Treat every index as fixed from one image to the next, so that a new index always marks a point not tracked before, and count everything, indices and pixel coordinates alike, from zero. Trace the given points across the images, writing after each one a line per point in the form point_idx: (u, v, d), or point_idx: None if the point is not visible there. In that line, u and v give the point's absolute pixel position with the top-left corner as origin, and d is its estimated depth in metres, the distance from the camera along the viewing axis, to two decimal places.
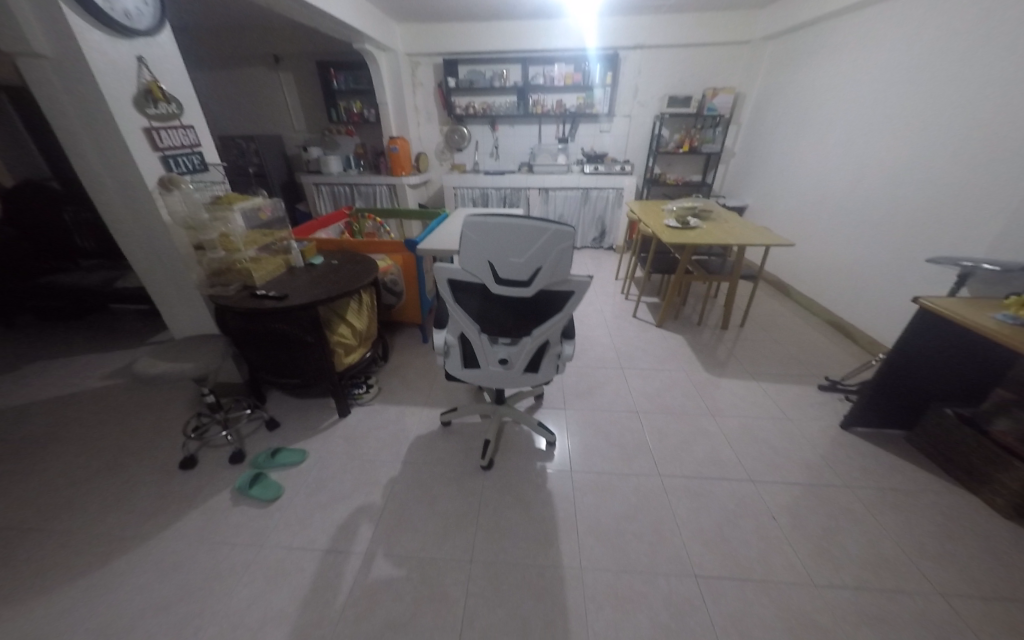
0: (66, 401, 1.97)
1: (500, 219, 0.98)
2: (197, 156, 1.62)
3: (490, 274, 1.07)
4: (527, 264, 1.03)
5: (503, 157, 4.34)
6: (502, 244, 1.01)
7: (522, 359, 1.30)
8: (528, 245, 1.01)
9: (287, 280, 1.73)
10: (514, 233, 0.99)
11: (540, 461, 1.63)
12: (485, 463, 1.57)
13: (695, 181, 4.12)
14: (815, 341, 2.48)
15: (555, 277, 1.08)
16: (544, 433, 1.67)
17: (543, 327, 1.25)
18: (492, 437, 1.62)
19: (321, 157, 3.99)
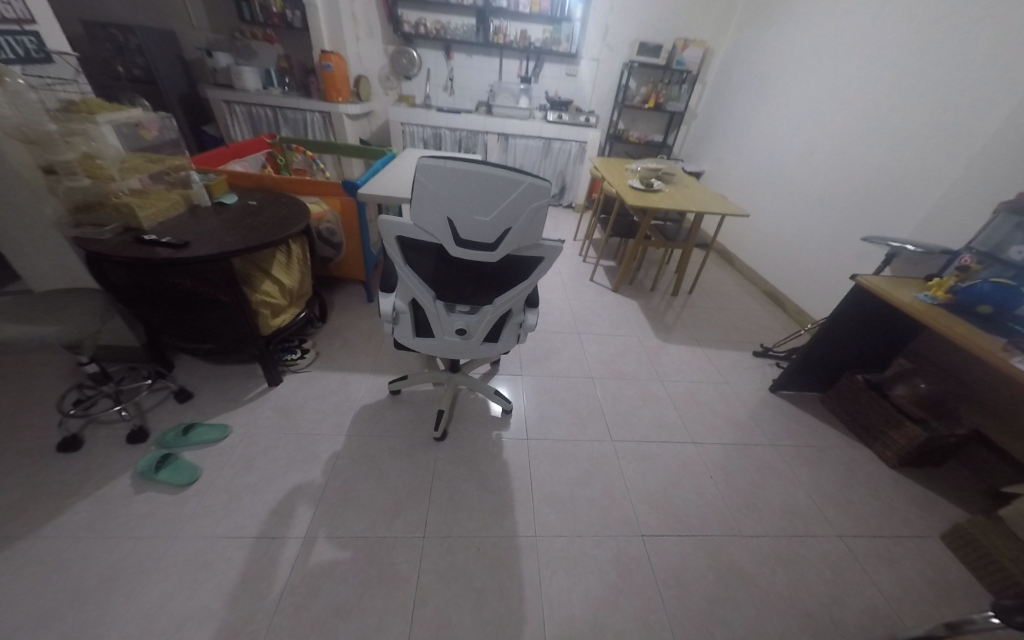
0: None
1: (464, 164, 0.81)
2: (32, 40, 1.19)
3: (450, 234, 0.90)
4: (494, 223, 0.88)
5: (458, 93, 3.88)
6: (465, 197, 0.84)
7: (481, 330, 1.18)
8: (496, 201, 0.85)
9: (190, 224, 1.40)
10: (479, 185, 0.83)
11: (495, 429, 1.58)
12: (438, 434, 1.48)
13: (657, 142, 4.03)
14: (753, 309, 2.64)
15: (525, 242, 0.94)
16: (500, 401, 1.60)
17: (507, 296, 1.13)
18: (444, 407, 1.53)
19: (232, 67, 3.26)
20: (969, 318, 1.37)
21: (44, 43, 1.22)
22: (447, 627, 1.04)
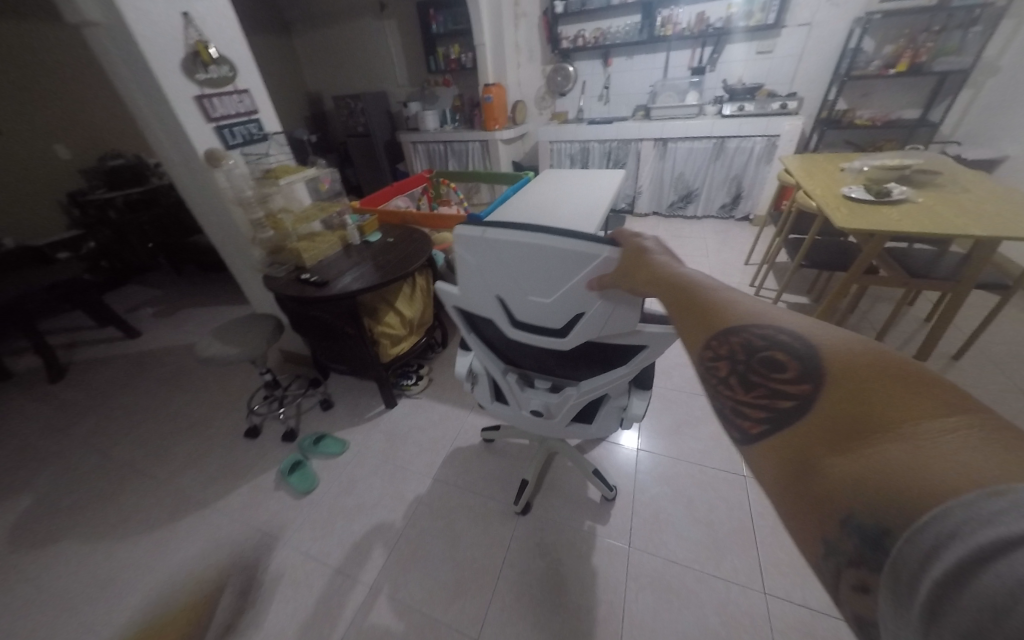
0: (190, 352, 2.28)
1: (506, 234, 0.58)
2: (254, 125, 1.54)
3: (505, 313, 0.70)
4: (558, 304, 0.63)
5: (614, 101, 3.60)
6: (518, 273, 0.62)
7: (564, 413, 0.92)
8: (560, 281, 0.60)
9: (338, 262, 1.60)
10: (536, 261, 0.58)
11: (589, 519, 1.28)
12: (520, 508, 1.29)
13: (908, 120, 2.78)
14: None
15: (611, 328, 0.66)
16: (600, 485, 1.29)
17: (600, 377, 0.85)
18: (531, 478, 1.32)
19: (419, 113, 3.85)
20: None
21: (263, 126, 1.58)
22: None
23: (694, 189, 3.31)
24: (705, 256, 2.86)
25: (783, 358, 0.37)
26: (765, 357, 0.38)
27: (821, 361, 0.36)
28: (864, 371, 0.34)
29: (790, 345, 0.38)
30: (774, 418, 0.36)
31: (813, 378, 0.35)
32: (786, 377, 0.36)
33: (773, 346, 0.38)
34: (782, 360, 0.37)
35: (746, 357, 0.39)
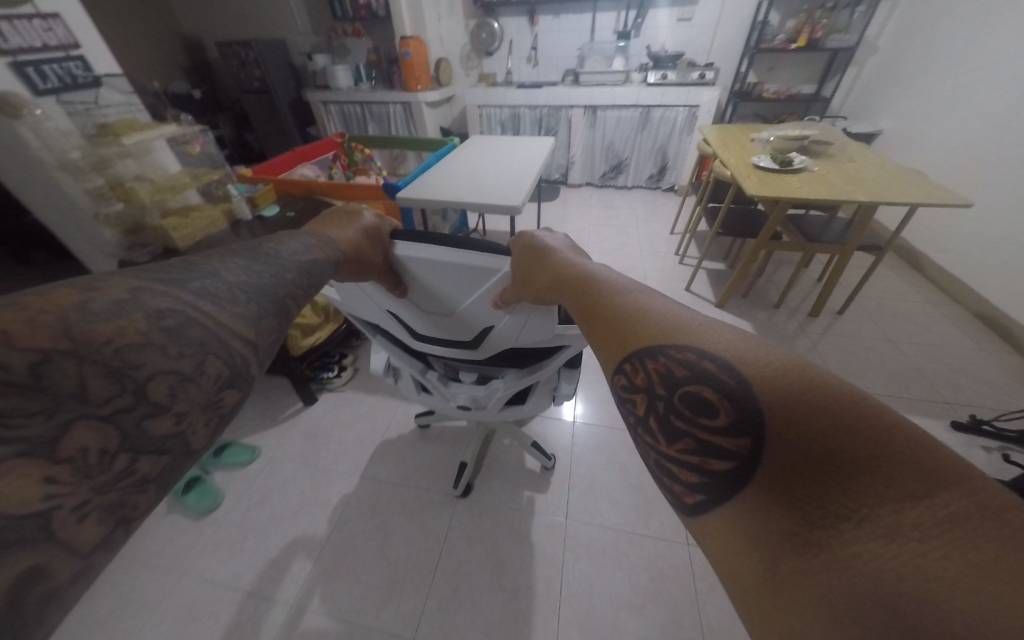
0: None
1: (420, 250, 0.59)
2: (76, 64, 1.20)
3: (419, 314, 0.70)
4: (474, 309, 0.65)
5: (542, 63, 3.46)
6: (432, 283, 0.63)
7: (495, 405, 0.85)
8: (473, 288, 0.61)
9: (222, 241, 1.34)
10: (448, 271, 0.60)
11: (529, 491, 1.28)
12: (459, 490, 1.24)
13: (806, 95, 3.00)
14: (955, 347, 1.77)
15: (524, 332, 0.68)
16: (539, 457, 1.29)
17: (532, 368, 0.81)
18: (469, 461, 1.25)
19: (327, 67, 3.39)
20: None
21: (90, 66, 1.24)
22: None
23: (623, 159, 3.33)
24: (634, 226, 2.93)
25: (711, 397, 0.30)
26: (689, 394, 0.31)
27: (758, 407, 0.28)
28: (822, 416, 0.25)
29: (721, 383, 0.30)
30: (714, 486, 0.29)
31: (747, 426, 0.28)
32: (715, 427, 0.30)
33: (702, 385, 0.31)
34: (709, 400, 0.30)
35: (670, 396, 0.32)
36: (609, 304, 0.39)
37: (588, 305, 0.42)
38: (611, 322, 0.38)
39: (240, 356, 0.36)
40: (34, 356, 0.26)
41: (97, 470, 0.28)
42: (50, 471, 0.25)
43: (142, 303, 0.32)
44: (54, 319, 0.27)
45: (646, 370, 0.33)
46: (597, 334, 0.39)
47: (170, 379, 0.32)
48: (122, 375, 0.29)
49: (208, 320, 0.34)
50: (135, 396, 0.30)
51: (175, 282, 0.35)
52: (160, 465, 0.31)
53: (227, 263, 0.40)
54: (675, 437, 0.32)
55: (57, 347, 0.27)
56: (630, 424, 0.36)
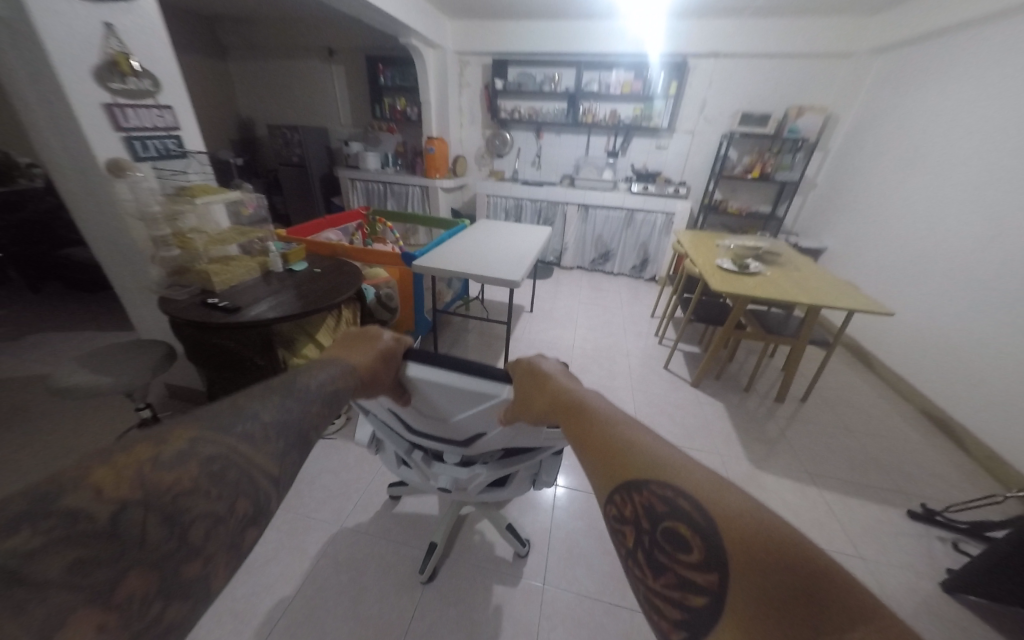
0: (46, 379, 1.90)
1: (430, 372, 0.72)
2: (173, 141, 1.47)
3: (418, 415, 0.82)
4: (468, 421, 0.79)
5: (544, 167, 4.08)
6: (435, 398, 0.75)
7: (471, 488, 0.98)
8: (469, 406, 0.74)
9: (255, 288, 1.53)
10: (451, 393, 0.72)
11: (500, 581, 1.22)
12: (424, 576, 1.19)
13: (763, 214, 3.57)
14: (905, 438, 1.95)
15: (506, 437, 0.83)
16: (513, 541, 1.27)
17: (512, 458, 0.94)
18: (438, 541, 1.23)
19: (359, 153, 3.93)
20: None
21: (183, 143, 1.51)
22: None
23: (610, 249, 3.77)
24: (619, 309, 3.23)
25: (685, 533, 0.39)
26: (669, 529, 0.40)
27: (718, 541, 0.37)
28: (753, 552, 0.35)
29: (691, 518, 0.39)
30: (688, 616, 0.36)
31: (714, 561, 0.36)
32: (691, 559, 0.37)
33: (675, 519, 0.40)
34: (684, 535, 0.39)
35: (653, 528, 0.40)
36: (604, 436, 0.49)
37: (585, 433, 0.51)
38: (604, 454, 0.47)
39: (266, 494, 0.40)
40: (116, 504, 0.31)
41: (133, 623, 0.29)
42: (102, 618, 0.27)
43: (198, 450, 0.37)
44: (133, 473, 0.33)
45: (634, 504, 0.42)
46: (590, 460, 0.47)
47: (208, 523, 0.36)
48: (175, 520, 0.34)
49: (247, 461, 0.40)
50: (180, 539, 0.34)
51: (225, 426, 0.41)
52: (185, 611, 0.32)
53: (266, 400, 0.46)
54: (660, 569, 0.39)
55: (133, 498, 0.32)
56: (621, 554, 0.43)
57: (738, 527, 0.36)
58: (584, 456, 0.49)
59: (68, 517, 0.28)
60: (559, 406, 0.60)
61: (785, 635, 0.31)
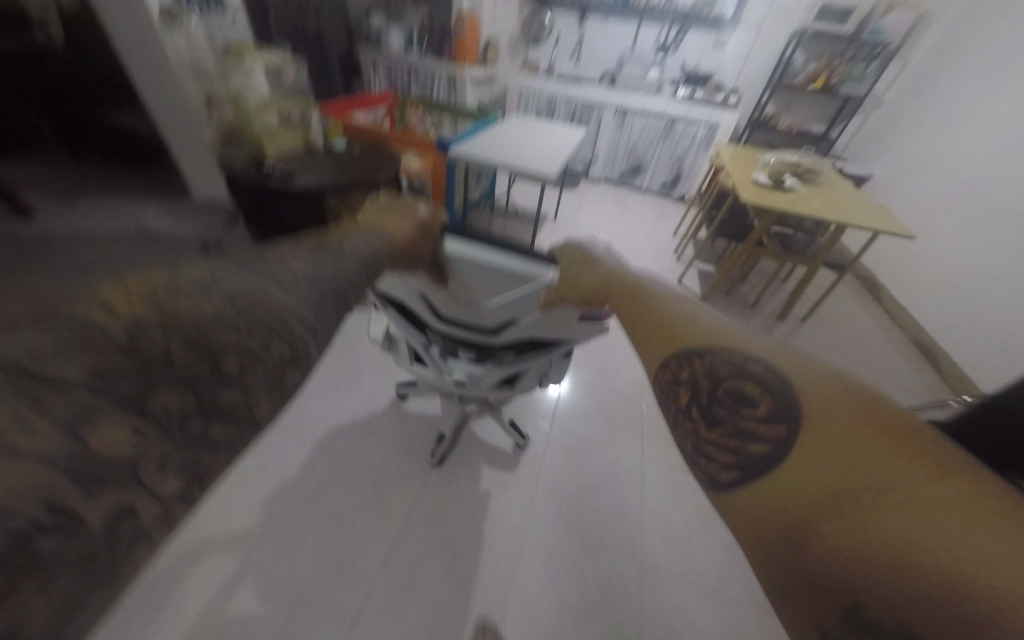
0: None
1: (464, 248, 0.79)
2: None
3: (449, 303, 0.87)
4: (499, 310, 0.85)
5: (584, 61, 3.72)
6: (474, 279, 0.82)
7: (484, 383, 1.07)
8: (505, 289, 0.82)
9: (301, 159, 1.62)
10: (492, 271, 0.80)
11: (501, 465, 1.40)
12: (435, 461, 1.36)
13: (815, 134, 3.31)
14: (891, 360, 2.11)
15: (528, 330, 0.90)
16: (514, 435, 1.43)
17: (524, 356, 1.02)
18: (447, 432, 1.39)
19: (384, 28, 3.60)
20: None
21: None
22: (418, 568, 1.11)
23: (643, 162, 3.61)
24: (642, 225, 3.24)
25: (752, 391, 0.42)
26: (732, 388, 0.43)
27: (788, 399, 0.40)
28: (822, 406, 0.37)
29: (758, 380, 0.42)
30: (744, 459, 0.39)
31: (782, 414, 0.39)
32: (757, 413, 0.41)
33: (741, 383, 0.43)
34: (751, 394, 0.42)
35: (716, 389, 0.44)
36: (670, 314, 0.52)
37: (647, 315, 0.54)
38: (667, 327, 0.50)
39: (299, 340, 0.38)
40: (129, 322, 0.28)
41: (170, 436, 0.29)
42: (138, 427, 0.27)
43: (220, 284, 0.35)
44: (149, 295, 0.30)
45: (695, 368, 0.45)
46: (653, 333, 0.51)
47: (241, 357, 0.34)
48: (201, 347, 0.31)
49: (275, 305, 0.38)
50: (210, 366, 0.32)
51: (250, 268, 0.39)
52: (230, 432, 0.33)
53: (297, 253, 0.45)
54: (716, 421, 0.43)
55: (148, 318, 0.29)
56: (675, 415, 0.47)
57: (813, 385, 0.39)
58: (645, 333, 0.52)
59: (79, 326, 0.26)
60: (621, 290, 0.62)
61: (843, 470, 0.33)
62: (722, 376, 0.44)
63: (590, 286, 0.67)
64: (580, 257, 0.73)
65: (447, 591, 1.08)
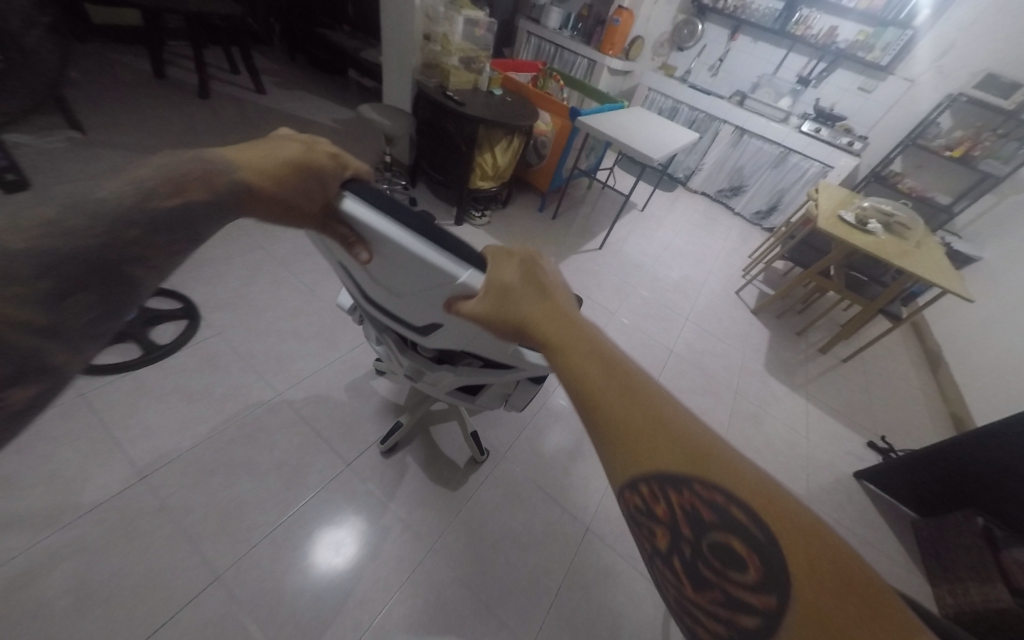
0: (316, 128, 2.87)
1: (367, 213, 0.52)
2: None
3: (372, 283, 0.68)
4: (426, 309, 0.65)
5: (720, 77, 3.89)
6: (383, 261, 0.58)
7: (436, 384, 0.92)
8: (419, 284, 0.58)
9: (470, 95, 2.12)
10: (399, 258, 0.54)
11: (447, 476, 1.32)
12: (384, 447, 1.30)
13: (937, 203, 3.15)
14: (917, 421, 2.21)
15: (467, 341, 0.71)
16: (474, 448, 1.34)
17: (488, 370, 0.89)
18: (404, 423, 1.31)
19: (547, 5, 3.98)
20: None
21: None
22: None
23: (745, 185, 3.73)
24: (723, 239, 3.43)
25: (740, 550, 0.34)
26: (716, 541, 0.35)
27: (778, 567, 0.32)
28: (822, 589, 0.31)
29: (747, 535, 0.34)
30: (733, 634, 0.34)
31: (775, 585, 0.32)
32: (746, 581, 0.33)
33: (725, 537, 0.35)
34: (736, 550, 0.34)
35: (700, 536, 0.36)
36: (627, 388, 0.41)
37: (604, 396, 0.42)
38: (625, 426, 0.39)
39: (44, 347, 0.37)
40: None
41: None
42: None
43: None
44: None
45: (670, 502, 0.36)
46: (622, 448, 0.39)
47: None
48: None
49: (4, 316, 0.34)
50: None
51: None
52: None
53: (27, 223, 0.37)
54: (704, 585, 0.35)
55: None
56: (647, 553, 0.40)
57: (790, 528, 0.33)
58: (600, 424, 0.41)
59: None
60: (566, 328, 0.48)
61: None
62: (702, 520, 0.36)
63: (524, 313, 0.51)
64: (513, 261, 0.55)
65: (440, 462, 1.35)
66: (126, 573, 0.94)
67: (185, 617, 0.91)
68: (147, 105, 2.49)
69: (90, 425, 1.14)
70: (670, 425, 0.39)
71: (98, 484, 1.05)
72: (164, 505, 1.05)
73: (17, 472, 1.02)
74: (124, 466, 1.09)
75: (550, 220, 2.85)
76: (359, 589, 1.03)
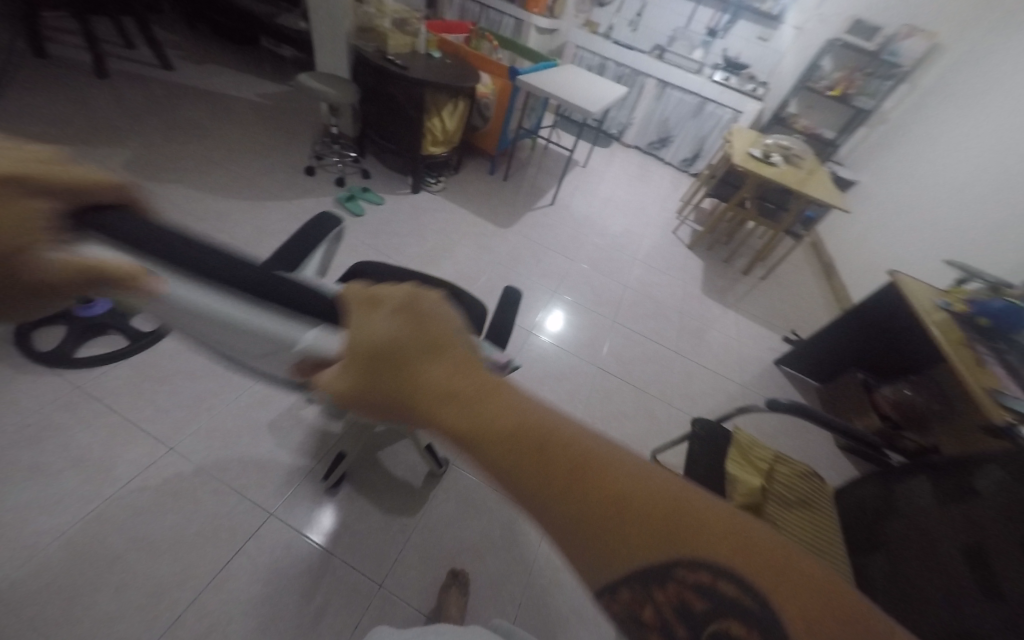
0: (243, 105, 2.71)
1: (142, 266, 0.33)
2: None
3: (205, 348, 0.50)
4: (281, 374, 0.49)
5: (640, 31, 4.10)
6: (194, 325, 0.40)
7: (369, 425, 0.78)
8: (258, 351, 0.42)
9: (411, 58, 2.14)
10: (219, 327, 0.38)
11: (406, 501, 1.23)
12: (330, 484, 1.18)
13: (825, 138, 3.67)
14: (819, 319, 2.73)
15: None
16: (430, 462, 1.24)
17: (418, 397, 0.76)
18: (346, 454, 1.18)
19: None
20: (967, 329, 1.49)
21: None
22: None
23: (671, 135, 4.04)
24: (657, 187, 3.77)
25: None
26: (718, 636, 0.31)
27: None
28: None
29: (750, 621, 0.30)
30: None
31: None
32: None
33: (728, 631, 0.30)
34: None
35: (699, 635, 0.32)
36: (572, 476, 0.33)
37: (553, 488, 0.33)
38: (585, 519, 0.33)
39: None
40: None
41: None
42: None
43: None
44: None
45: (656, 606, 0.31)
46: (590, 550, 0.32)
47: None
48: None
49: None
50: None
51: None
52: None
53: None
54: None
55: None
56: None
57: (783, 590, 0.31)
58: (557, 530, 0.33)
59: None
60: (482, 407, 0.35)
61: None
62: (695, 610, 0.31)
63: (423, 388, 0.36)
64: (383, 300, 0.38)
65: (398, 481, 1.27)
66: (187, 524, 1.03)
67: (253, 548, 1.04)
68: (38, 90, 2.21)
69: (101, 412, 1.17)
70: (634, 506, 0.33)
71: (129, 460, 1.10)
72: (202, 468, 1.13)
73: (44, 462, 1.05)
74: (148, 443, 1.15)
75: (502, 181, 2.98)
76: (400, 502, 1.22)
